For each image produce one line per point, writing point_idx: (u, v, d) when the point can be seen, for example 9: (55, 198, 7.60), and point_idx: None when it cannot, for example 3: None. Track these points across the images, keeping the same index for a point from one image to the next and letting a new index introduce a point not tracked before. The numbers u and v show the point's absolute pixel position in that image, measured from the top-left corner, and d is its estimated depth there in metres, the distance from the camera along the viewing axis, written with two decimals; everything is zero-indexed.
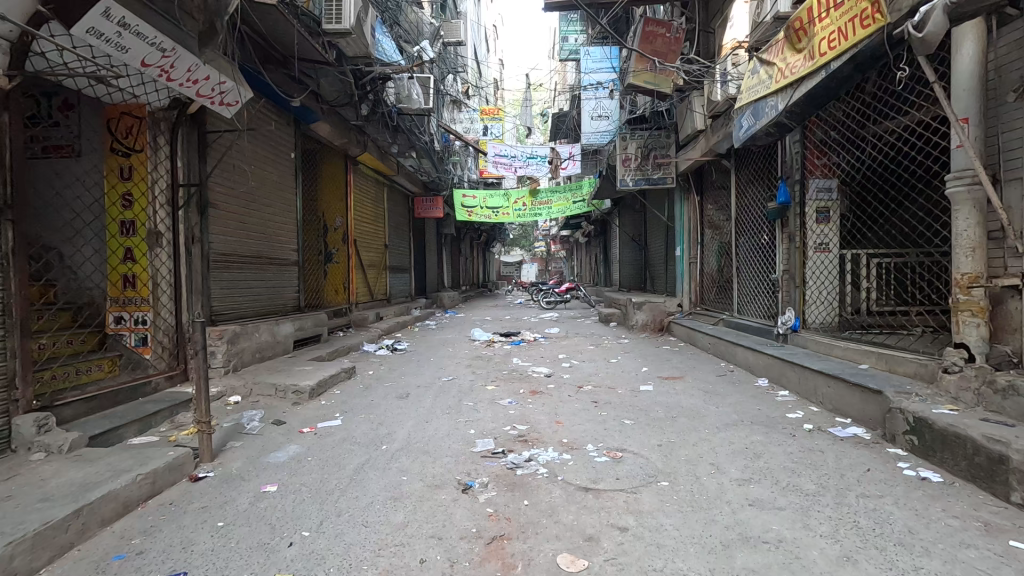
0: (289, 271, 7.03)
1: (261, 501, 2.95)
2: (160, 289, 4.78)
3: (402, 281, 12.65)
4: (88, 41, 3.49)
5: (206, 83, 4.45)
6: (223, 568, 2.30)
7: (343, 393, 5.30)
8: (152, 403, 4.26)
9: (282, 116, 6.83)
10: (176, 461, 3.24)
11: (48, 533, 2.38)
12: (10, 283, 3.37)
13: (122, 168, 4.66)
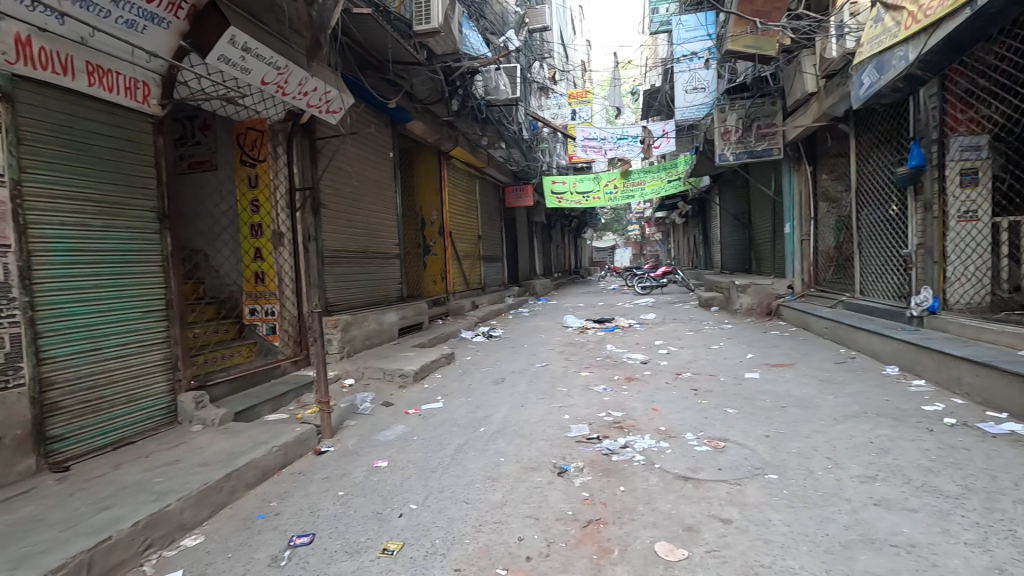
0: (392, 264, 7.51)
1: (373, 475, 3.23)
2: (285, 283, 5.33)
3: (495, 271, 12.97)
4: (219, 67, 3.99)
5: (314, 94, 4.87)
6: (344, 532, 2.57)
7: (443, 377, 5.59)
8: (281, 384, 4.83)
9: (381, 118, 7.27)
10: (302, 436, 3.64)
11: (208, 492, 2.81)
12: (171, 282, 3.98)
13: (250, 177, 5.29)
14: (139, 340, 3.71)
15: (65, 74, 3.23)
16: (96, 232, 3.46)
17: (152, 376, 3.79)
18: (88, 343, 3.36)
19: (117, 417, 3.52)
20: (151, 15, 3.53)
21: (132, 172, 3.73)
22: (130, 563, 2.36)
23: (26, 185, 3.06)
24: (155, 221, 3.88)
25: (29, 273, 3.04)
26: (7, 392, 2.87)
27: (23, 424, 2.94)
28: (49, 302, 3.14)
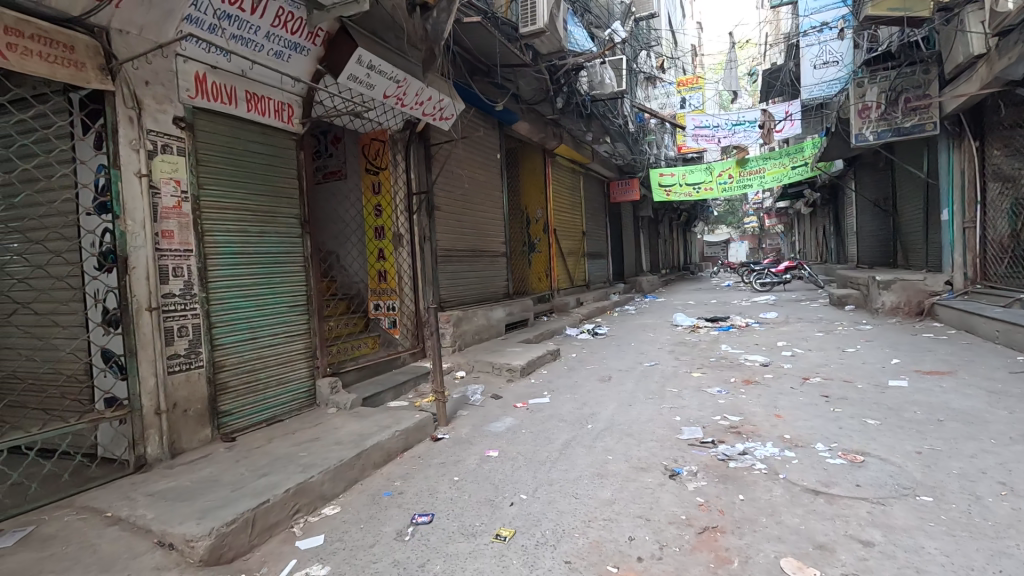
0: (499, 262, 7.75)
1: (485, 464, 3.38)
2: (404, 281, 5.76)
3: (600, 267, 12.81)
4: (348, 85, 4.43)
5: (429, 102, 5.18)
6: (460, 515, 2.73)
7: (549, 373, 5.66)
8: (402, 374, 5.24)
9: (488, 121, 7.52)
10: (421, 422, 3.91)
11: (343, 468, 3.15)
12: (310, 280, 4.50)
13: (374, 184, 5.75)
14: (286, 331, 4.25)
15: (231, 102, 3.80)
16: (253, 237, 4.01)
17: (296, 362, 4.33)
18: (248, 333, 3.92)
19: (271, 397, 4.07)
20: (294, 44, 4.07)
21: (280, 184, 4.27)
22: (283, 524, 2.72)
23: (203, 198, 3.64)
24: (297, 226, 4.41)
25: (205, 272, 3.61)
26: (191, 372, 3.46)
27: (202, 399, 3.53)
28: (219, 298, 3.71)
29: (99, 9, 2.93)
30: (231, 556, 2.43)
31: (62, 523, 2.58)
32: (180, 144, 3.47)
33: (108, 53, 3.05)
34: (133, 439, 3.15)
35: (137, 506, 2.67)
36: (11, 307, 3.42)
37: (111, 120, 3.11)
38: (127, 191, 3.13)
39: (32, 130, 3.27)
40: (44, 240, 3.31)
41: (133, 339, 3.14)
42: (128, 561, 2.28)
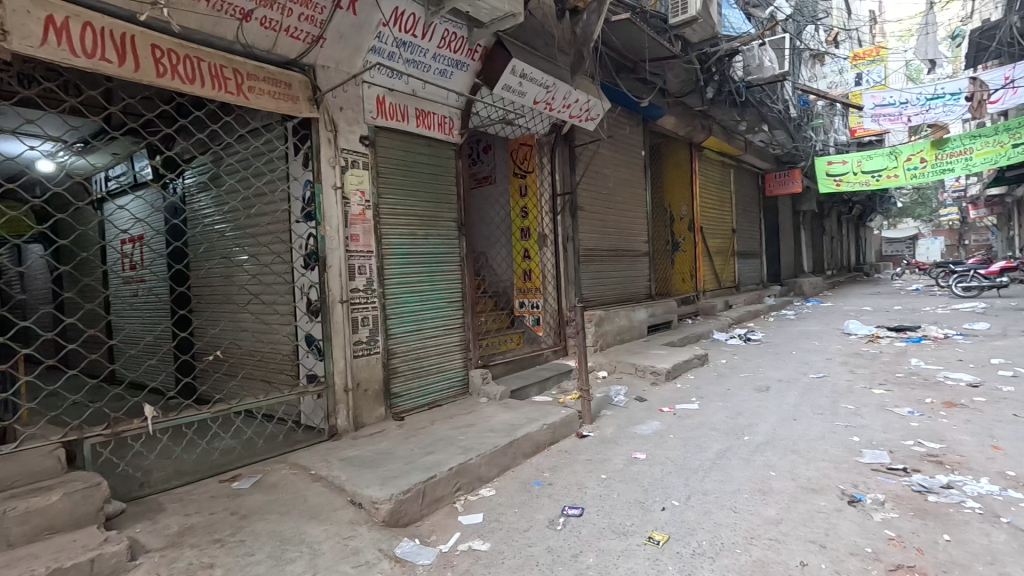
0: (641, 261, 7.56)
1: (633, 465, 3.35)
2: (548, 280, 5.92)
3: (752, 268, 11.76)
4: (502, 95, 4.71)
5: (576, 105, 5.28)
6: (610, 513, 2.75)
7: (697, 379, 5.38)
8: (545, 370, 5.39)
9: (633, 118, 7.38)
10: (567, 419, 4.00)
11: (497, 454, 3.36)
12: (465, 278, 4.87)
13: (522, 187, 6.01)
14: (445, 324, 4.66)
15: (404, 120, 4.27)
16: (419, 238, 4.47)
17: (453, 353, 4.72)
18: (415, 325, 4.38)
19: (431, 383, 4.50)
20: (456, 62, 4.42)
21: (441, 191, 4.68)
22: (447, 499, 3.01)
23: (381, 206, 4.16)
24: (455, 229, 4.80)
25: (382, 270, 4.12)
26: (370, 357, 3.98)
27: (378, 381, 4.04)
28: (393, 293, 4.20)
29: (309, 50, 3.59)
30: (406, 520, 2.76)
31: (281, 475, 3.16)
32: (365, 160, 4.01)
33: (314, 85, 3.67)
34: (328, 411, 3.74)
35: (333, 467, 3.17)
36: (244, 298, 4.27)
37: (316, 142, 3.71)
38: (326, 201, 3.72)
39: (261, 156, 4.04)
40: (267, 244, 4.08)
41: (328, 326, 3.72)
42: (330, 512, 2.73)
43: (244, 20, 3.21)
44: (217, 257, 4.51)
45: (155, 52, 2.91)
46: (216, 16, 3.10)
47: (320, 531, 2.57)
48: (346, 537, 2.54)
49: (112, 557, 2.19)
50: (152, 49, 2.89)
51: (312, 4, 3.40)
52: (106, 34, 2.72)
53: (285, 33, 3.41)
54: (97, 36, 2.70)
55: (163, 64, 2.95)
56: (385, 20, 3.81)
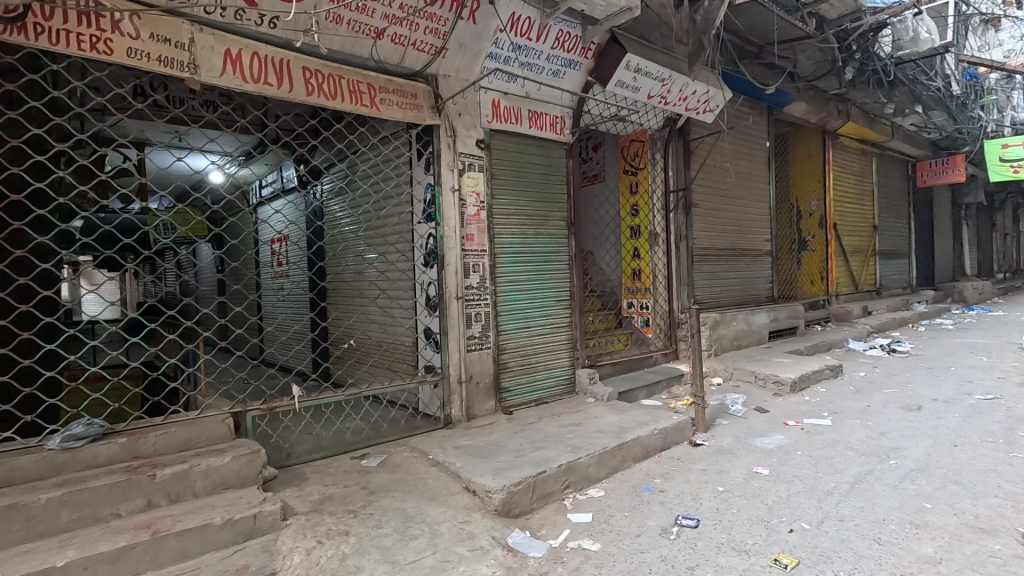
0: (763, 261, 7.00)
1: (754, 480, 3.13)
2: (659, 280, 5.71)
3: (897, 269, 10.34)
4: (615, 92, 4.64)
5: (693, 96, 5.05)
6: (729, 528, 2.59)
7: (829, 392, 4.87)
8: (655, 373, 5.22)
9: (756, 106, 6.85)
10: (679, 425, 3.84)
11: (607, 455, 3.33)
12: (573, 277, 4.88)
13: (632, 184, 5.85)
14: (553, 323, 4.70)
15: (517, 122, 4.38)
16: (530, 237, 4.56)
17: (560, 352, 4.75)
18: (524, 322, 4.48)
19: (540, 380, 4.58)
20: (569, 61, 4.44)
21: (552, 191, 4.73)
22: (556, 495, 3.05)
23: (495, 206, 4.31)
24: (565, 228, 4.82)
25: (494, 268, 4.27)
26: (482, 352, 4.15)
27: (489, 375, 4.20)
28: (504, 290, 4.34)
29: (432, 61, 3.82)
30: (517, 511, 2.84)
31: (403, 457, 3.42)
32: (480, 162, 4.17)
33: (436, 94, 3.90)
34: (443, 401, 3.97)
35: (449, 454, 3.35)
36: (372, 292, 4.68)
37: (437, 148, 3.95)
38: (444, 203, 3.94)
39: (388, 162, 4.39)
40: (393, 244, 4.42)
41: (445, 320, 3.94)
42: (447, 496, 2.89)
43: (378, 38, 3.51)
44: (349, 256, 4.99)
45: (305, 73, 3.29)
46: (354, 37, 3.43)
47: (439, 512, 2.74)
48: (462, 521, 2.68)
49: (269, 515, 2.53)
50: (303, 71, 3.28)
51: (436, 17, 3.63)
52: (268, 61, 3.15)
53: (412, 47, 3.67)
54: (262, 63, 3.13)
55: (312, 83, 3.32)
56: (502, 26, 3.93)
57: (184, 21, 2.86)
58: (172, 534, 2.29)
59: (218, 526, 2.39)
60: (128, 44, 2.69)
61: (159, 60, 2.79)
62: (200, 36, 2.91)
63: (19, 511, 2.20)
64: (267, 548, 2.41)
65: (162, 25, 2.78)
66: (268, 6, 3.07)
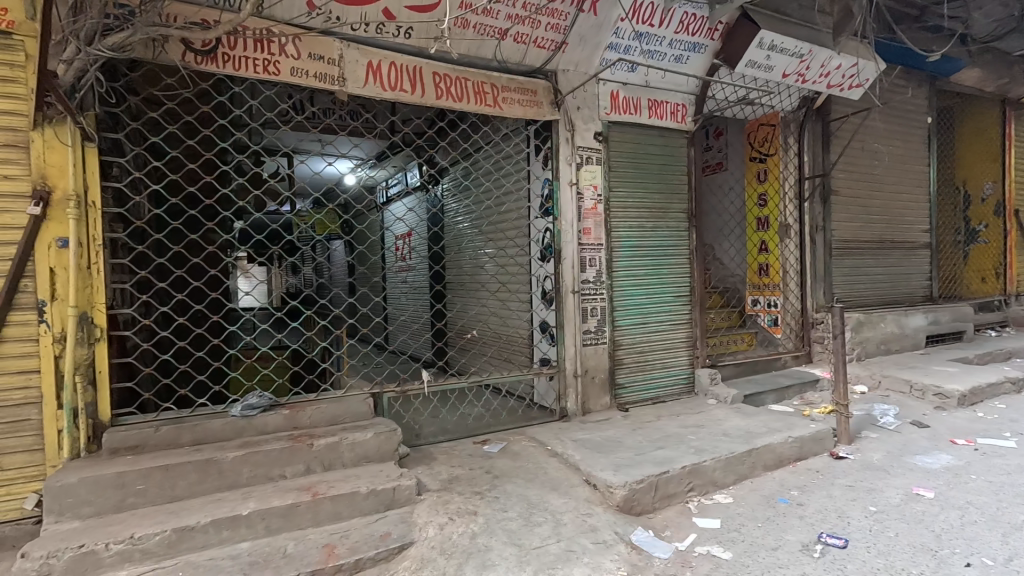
0: (919, 255, 6.11)
1: (915, 503, 2.76)
2: (790, 275, 5.21)
3: None
4: (745, 73, 4.33)
5: (837, 71, 4.58)
6: (887, 553, 2.32)
7: (1011, 409, 4.13)
8: (785, 377, 4.79)
9: (914, 77, 5.98)
10: (818, 434, 3.50)
11: (735, 460, 3.15)
12: (694, 272, 4.64)
13: (760, 172, 5.35)
14: (671, 319, 4.52)
15: (637, 112, 4.27)
16: (648, 231, 4.41)
17: (679, 350, 4.56)
18: (640, 318, 4.36)
19: (656, 377, 4.45)
20: (694, 45, 4.22)
21: (672, 181, 4.53)
22: (679, 497, 2.95)
23: (612, 200, 4.24)
24: (685, 220, 4.60)
25: (610, 262, 4.21)
26: (597, 346, 4.12)
27: (604, 369, 4.17)
28: (620, 285, 4.26)
29: (552, 57, 3.87)
30: (639, 509, 2.80)
31: (522, 445, 3.52)
32: (598, 155, 4.13)
33: (556, 89, 3.93)
34: (559, 393, 4.02)
35: (567, 446, 3.39)
36: (490, 286, 4.87)
37: (555, 142, 3.98)
38: (563, 197, 3.96)
39: (508, 158, 4.51)
40: (511, 238, 4.56)
41: (561, 314, 3.98)
42: (568, 487, 2.93)
43: (502, 38, 3.63)
44: (468, 250, 5.23)
45: (436, 78, 3.50)
46: (480, 40, 3.58)
47: (561, 502, 2.79)
48: (585, 513, 2.70)
49: (406, 489, 2.75)
50: (433, 76, 3.48)
51: (558, 13, 3.67)
52: (404, 69, 3.39)
53: (533, 44, 3.75)
54: (398, 72, 3.38)
55: (441, 87, 3.52)
56: (624, 14, 3.84)
57: (334, 40, 3.19)
58: (328, 497, 2.58)
59: (364, 495, 2.65)
60: (291, 64, 3.06)
61: (315, 76, 3.13)
62: (348, 51, 3.22)
63: (212, 465, 2.62)
64: (405, 519, 2.62)
65: (318, 44, 3.12)
66: (404, 17, 3.34)
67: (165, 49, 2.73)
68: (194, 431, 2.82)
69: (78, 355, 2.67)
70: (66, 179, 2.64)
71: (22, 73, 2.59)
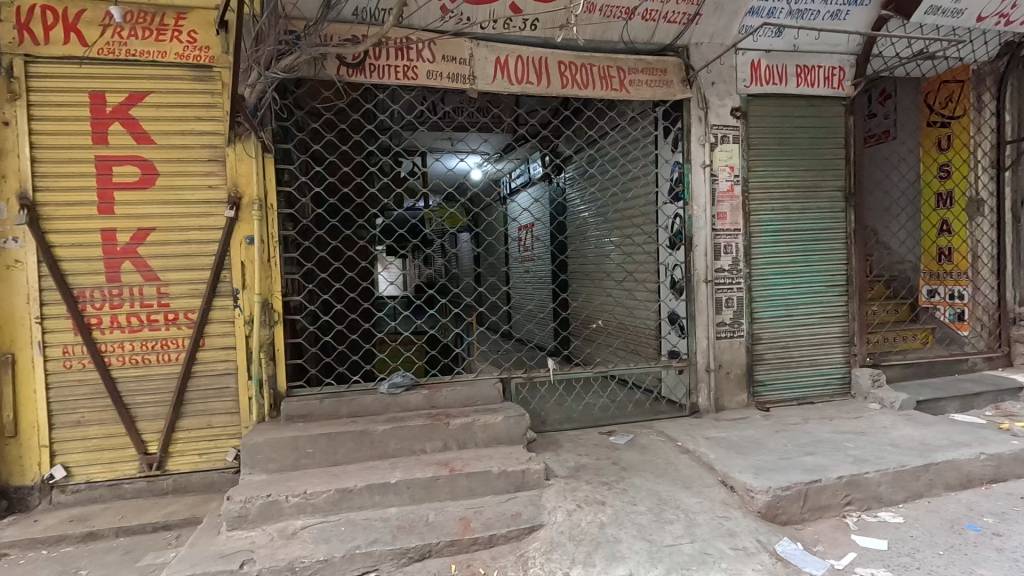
0: None
1: None
2: (981, 261, 4.35)
3: None
4: (924, 22, 3.76)
5: None
6: None
7: None
8: (972, 382, 4.04)
9: None
10: (1023, 453, 2.90)
11: (906, 475, 2.73)
12: (852, 258, 4.07)
13: (941, 138, 4.54)
14: (822, 312, 4.03)
15: (783, 82, 3.85)
16: (795, 213, 3.97)
17: (831, 347, 4.06)
18: (785, 310, 3.95)
19: (803, 376, 4.02)
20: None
21: (825, 156, 4.01)
22: (834, 510, 2.64)
23: (751, 180, 3.88)
24: (841, 200, 4.05)
25: (749, 248, 3.87)
26: (733, 340, 3.83)
27: (742, 365, 3.86)
28: (761, 273, 3.91)
29: (685, 31, 3.64)
30: (785, 519, 2.56)
31: (650, 439, 3.41)
32: (736, 132, 3.81)
33: (688, 65, 3.70)
34: (689, 388, 3.82)
35: (699, 443, 3.21)
36: (615, 275, 4.76)
37: (686, 123, 3.76)
38: (694, 180, 3.73)
39: (634, 143, 4.36)
40: (637, 226, 4.41)
41: (692, 305, 3.77)
42: (702, 487, 2.78)
43: (629, 18, 3.50)
44: (592, 240, 5.17)
45: (561, 67, 3.49)
46: (606, 22, 3.50)
47: (694, 502, 2.65)
48: (722, 516, 2.54)
49: (536, 473, 2.82)
50: (558, 65, 3.48)
51: None
52: (530, 61, 3.44)
53: (663, 20, 3.56)
54: (525, 64, 3.43)
55: (566, 75, 3.51)
56: None
57: (465, 40, 3.33)
58: (464, 474, 2.75)
59: (496, 474, 2.78)
60: (428, 68, 3.26)
61: (449, 76, 3.30)
62: (477, 50, 3.34)
63: (366, 436, 2.94)
64: (534, 501, 2.70)
65: (450, 46, 3.29)
66: (530, 9, 3.38)
67: (324, 66, 3.08)
68: (350, 405, 3.19)
69: (262, 336, 3.15)
70: (252, 186, 3.13)
71: (220, 99, 3.11)
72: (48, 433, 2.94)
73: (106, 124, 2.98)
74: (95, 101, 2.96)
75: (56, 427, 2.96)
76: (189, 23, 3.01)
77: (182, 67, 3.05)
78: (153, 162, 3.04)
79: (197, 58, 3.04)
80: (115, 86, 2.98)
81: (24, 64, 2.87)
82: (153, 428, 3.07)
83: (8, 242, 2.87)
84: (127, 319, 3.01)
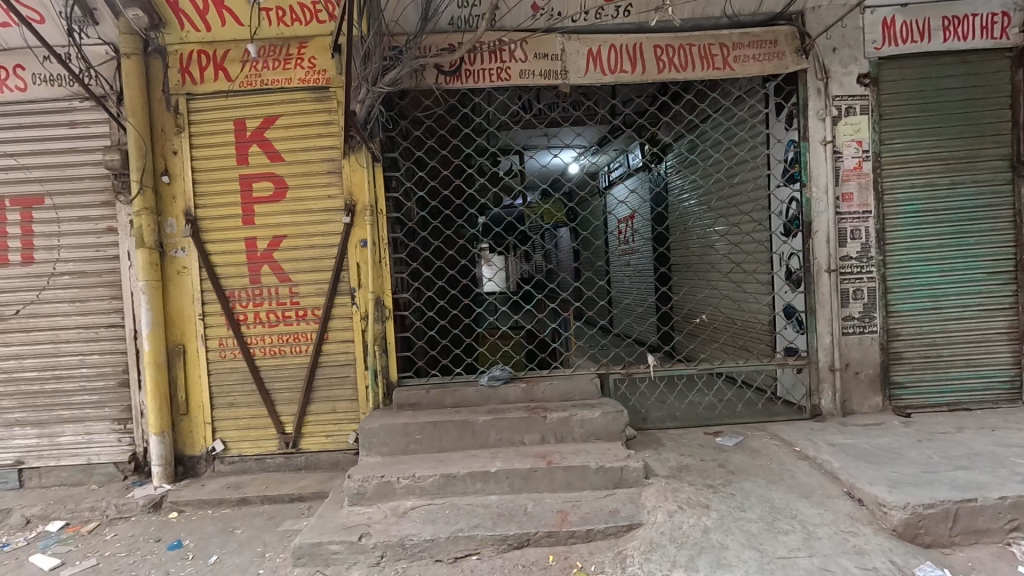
0: None
1: None
2: None
3: None
4: None
5: None
6: None
7: None
8: None
9: None
10: None
11: None
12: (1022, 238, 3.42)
13: None
14: (982, 303, 3.44)
15: (923, 39, 3.34)
16: (943, 189, 3.42)
17: (994, 344, 3.45)
18: (930, 303, 3.44)
19: (956, 379, 3.47)
20: None
21: (983, 120, 3.41)
22: (993, 534, 2.26)
23: (885, 154, 3.42)
24: (1006, 171, 3.42)
25: (883, 233, 3.42)
26: (863, 336, 3.42)
27: (874, 365, 3.43)
28: (899, 260, 3.43)
29: None
30: (928, 540, 2.24)
31: (763, 442, 3.17)
32: (864, 102, 3.38)
33: (803, 34, 3.36)
34: (810, 388, 3.48)
35: (821, 450, 2.91)
36: (721, 266, 4.47)
37: (802, 96, 3.41)
38: (813, 159, 3.38)
39: (742, 124, 4.05)
40: (746, 213, 4.10)
41: (812, 297, 3.42)
42: (824, 498, 2.52)
43: None
44: (696, 229, 4.89)
45: (657, 51, 3.36)
46: None
47: (813, 513, 2.42)
48: (846, 531, 2.29)
49: (634, 471, 2.76)
50: (654, 49, 3.36)
51: None
52: (623, 49, 3.35)
53: None
54: (618, 53, 3.36)
55: (663, 59, 3.37)
56: None
57: (556, 35, 3.33)
58: (561, 467, 2.78)
59: (594, 470, 2.76)
60: (520, 67, 3.32)
61: (541, 74, 3.33)
62: (569, 44, 3.33)
63: (468, 426, 3.08)
64: (633, 499, 2.65)
65: (541, 43, 3.32)
66: None
67: (424, 76, 3.27)
68: (454, 395, 3.37)
69: (376, 330, 3.45)
70: (364, 193, 3.43)
71: (336, 116, 3.44)
72: (210, 412, 3.49)
73: (246, 147, 3.45)
74: (238, 128, 3.44)
75: (216, 407, 3.50)
76: (310, 51, 3.38)
77: (304, 91, 3.43)
78: (284, 177, 3.45)
79: (316, 82, 3.39)
80: (253, 112, 3.43)
81: (186, 101, 3.41)
82: (289, 411, 3.50)
83: (177, 251, 3.45)
84: (267, 315, 3.46)
